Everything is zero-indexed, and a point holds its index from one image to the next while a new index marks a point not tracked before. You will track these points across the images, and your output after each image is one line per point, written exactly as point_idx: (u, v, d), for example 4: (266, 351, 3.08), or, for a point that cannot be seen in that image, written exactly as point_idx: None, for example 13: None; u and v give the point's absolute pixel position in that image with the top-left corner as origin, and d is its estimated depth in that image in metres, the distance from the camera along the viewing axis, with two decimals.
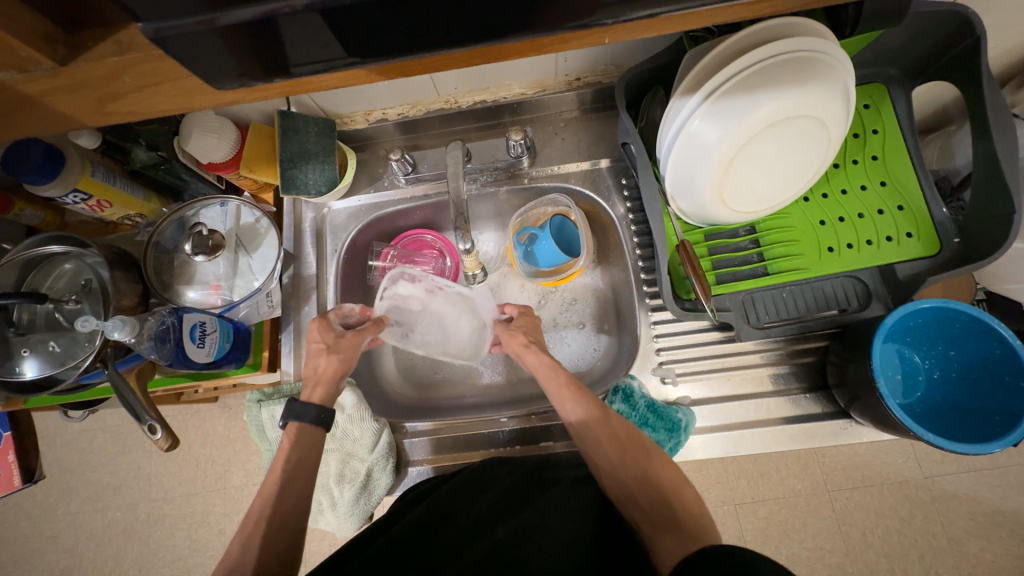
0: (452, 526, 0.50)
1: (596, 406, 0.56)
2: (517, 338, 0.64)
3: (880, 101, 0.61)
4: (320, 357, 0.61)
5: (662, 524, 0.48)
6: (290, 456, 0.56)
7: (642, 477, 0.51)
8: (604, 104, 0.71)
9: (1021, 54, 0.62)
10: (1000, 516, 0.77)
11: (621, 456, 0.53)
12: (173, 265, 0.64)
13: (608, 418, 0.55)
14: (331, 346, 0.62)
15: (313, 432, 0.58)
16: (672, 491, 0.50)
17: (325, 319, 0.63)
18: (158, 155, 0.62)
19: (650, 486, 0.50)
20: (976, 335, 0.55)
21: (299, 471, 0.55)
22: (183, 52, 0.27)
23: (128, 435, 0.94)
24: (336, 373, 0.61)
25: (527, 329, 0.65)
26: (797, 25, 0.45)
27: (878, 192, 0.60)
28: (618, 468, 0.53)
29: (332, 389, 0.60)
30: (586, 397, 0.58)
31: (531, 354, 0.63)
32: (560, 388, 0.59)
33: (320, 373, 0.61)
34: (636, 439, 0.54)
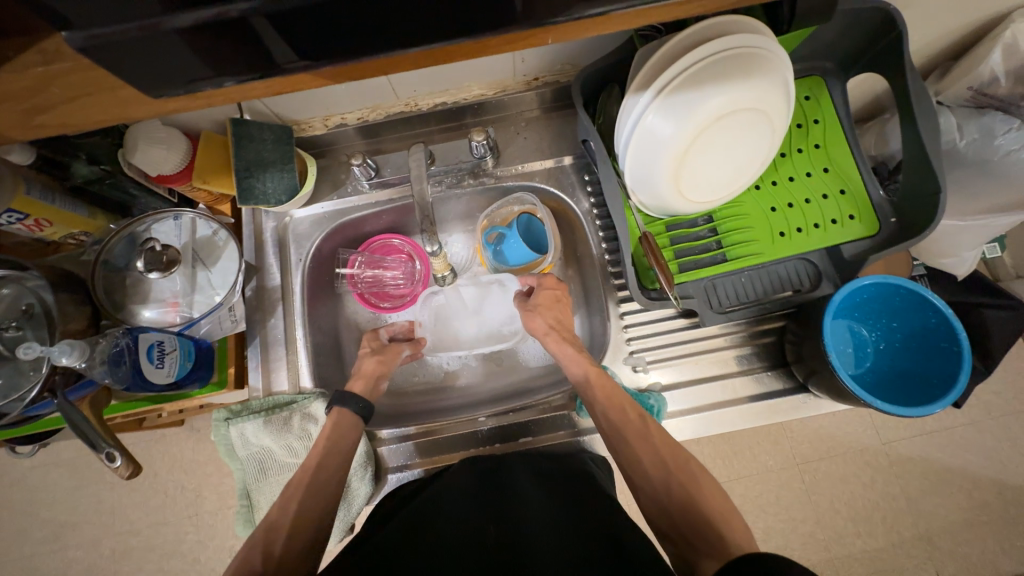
0: (459, 529, 0.51)
1: (636, 413, 0.57)
2: (538, 320, 0.67)
3: (818, 93, 0.65)
4: (365, 358, 0.69)
5: (708, 552, 0.47)
6: (328, 439, 0.60)
7: (687, 500, 0.51)
8: (564, 102, 0.72)
9: (938, 46, 0.67)
10: (950, 473, 0.83)
11: (664, 481, 0.52)
12: (125, 284, 0.62)
13: (648, 430, 0.56)
14: (376, 350, 0.71)
15: (352, 419, 0.62)
16: (720, 518, 0.49)
17: (372, 331, 0.73)
18: (102, 169, 0.58)
19: (696, 513, 0.49)
20: (914, 305, 0.59)
21: (331, 455, 0.58)
22: (115, 60, 0.26)
23: (85, 467, 0.88)
24: (378, 373, 0.68)
25: (549, 314, 0.67)
26: (736, 22, 0.48)
27: (822, 178, 0.64)
28: (665, 487, 0.52)
29: (371, 384, 0.67)
30: (628, 402, 0.59)
31: (557, 338, 0.65)
32: (591, 378, 0.61)
33: (363, 371, 0.68)
34: (684, 461, 0.54)
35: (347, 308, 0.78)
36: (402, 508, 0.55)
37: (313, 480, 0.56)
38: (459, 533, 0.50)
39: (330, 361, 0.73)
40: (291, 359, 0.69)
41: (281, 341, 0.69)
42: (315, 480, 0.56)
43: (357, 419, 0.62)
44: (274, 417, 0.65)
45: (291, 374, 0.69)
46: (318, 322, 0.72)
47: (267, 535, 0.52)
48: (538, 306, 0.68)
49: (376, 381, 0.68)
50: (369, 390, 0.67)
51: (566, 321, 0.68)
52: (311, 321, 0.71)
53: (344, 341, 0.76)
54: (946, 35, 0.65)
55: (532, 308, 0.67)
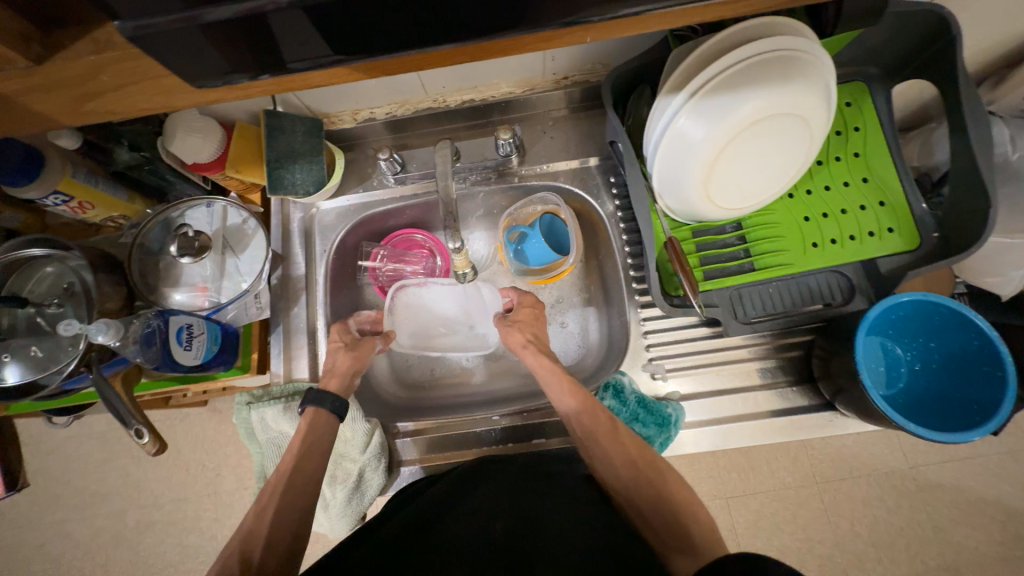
0: (451, 527, 0.50)
1: (606, 417, 0.57)
2: (516, 335, 0.66)
3: (861, 99, 0.62)
4: (338, 353, 0.67)
5: (675, 547, 0.48)
6: (305, 440, 0.60)
7: (654, 494, 0.52)
8: (592, 102, 0.71)
9: (996, 53, 0.64)
10: (984, 503, 0.79)
11: (633, 480, 0.53)
12: (158, 267, 0.64)
13: (618, 431, 0.56)
14: (348, 345, 0.68)
15: (329, 419, 0.61)
16: (686, 513, 0.51)
17: (342, 323, 0.70)
18: (141, 155, 0.60)
19: (661, 502, 0.51)
20: (954, 326, 0.56)
21: (308, 455, 0.59)
22: (164, 50, 0.27)
23: (115, 440, 0.92)
24: (349, 372, 0.65)
25: (526, 330, 0.67)
26: (778, 23, 0.46)
27: (861, 188, 0.61)
28: (633, 487, 0.53)
29: (346, 382, 0.65)
30: (597, 408, 0.58)
31: (534, 354, 0.64)
32: (565, 395, 0.59)
33: (337, 366, 0.66)
34: (653, 460, 0.54)
35: (367, 300, 0.79)
36: (387, 519, 0.54)
37: (293, 475, 0.57)
38: (444, 535, 0.49)
39: None
40: (312, 347, 0.70)
41: (302, 330, 0.71)
42: (293, 482, 0.57)
43: (331, 419, 0.61)
44: (292, 404, 0.66)
45: (310, 362, 0.70)
46: (338, 313, 0.74)
47: (244, 542, 0.52)
48: (517, 322, 0.68)
49: (350, 378, 0.66)
50: (344, 387, 0.64)
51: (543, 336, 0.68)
52: (333, 311, 0.73)
53: None
54: (1005, 42, 0.61)
55: (512, 324, 0.67)
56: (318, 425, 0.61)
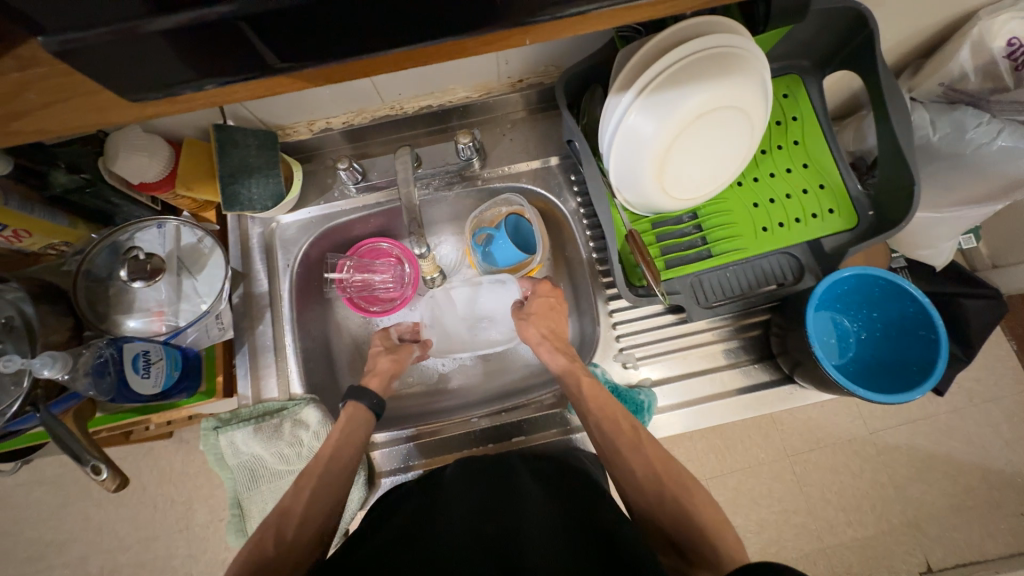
0: (475, 513, 0.51)
1: (629, 425, 0.58)
2: (534, 327, 0.67)
3: (796, 90, 0.66)
4: (381, 356, 0.70)
5: (697, 563, 0.51)
6: (343, 430, 0.61)
7: (679, 512, 0.53)
8: (548, 104, 0.73)
9: (909, 44, 0.69)
10: (935, 459, 0.85)
11: (658, 496, 0.55)
12: (108, 294, 0.61)
13: (642, 441, 0.57)
14: (389, 349, 0.71)
15: (365, 414, 0.63)
16: (711, 531, 0.52)
17: (383, 331, 0.73)
18: (82, 177, 0.58)
19: (688, 523, 0.53)
20: (893, 295, 0.60)
21: (346, 443, 0.60)
22: (94, 65, 0.26)
23: (71, 483, 0.86)
24: (393, 373, 0.69)
25: (543, 321, 0.68)
26: (714, 22, 0.49)
27: (802, 173, 0.65)
28: (659, 496, 0.55)
29: (384, 382, 0.68)
30: (625, 415, 0.59)
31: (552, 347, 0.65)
32: (586, 392, 0.60)
33: (377, 369, 0.69)
34: (677, 471, 0.56)
35: (337, 314, 0.77)
36: (398, 516, 0.54)
37: (324, 473, 0.58)
38: (463, 525, 0.49)
39: (320, 366, 0.72)
40: (281, 366, 0.68)
41: (270, 348, 0.69)
42: (330, 471, 0.58)
43: (369, 418, 0.63)
44: (264, 425, 0.64)
45: (281, 380, 0.68)
46: (307, 328, 0.72)
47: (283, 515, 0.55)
48: (536, 315, 0.68)
49: (390, 379, 0.69)
50: (382, 388, 0.67)
51: (556, 329, 0.68)
52: (301, 326, 0.71)
53: (334, 346, 0.76)
54: (917, 33, 0.67)
55: (527, 317, 0.68)
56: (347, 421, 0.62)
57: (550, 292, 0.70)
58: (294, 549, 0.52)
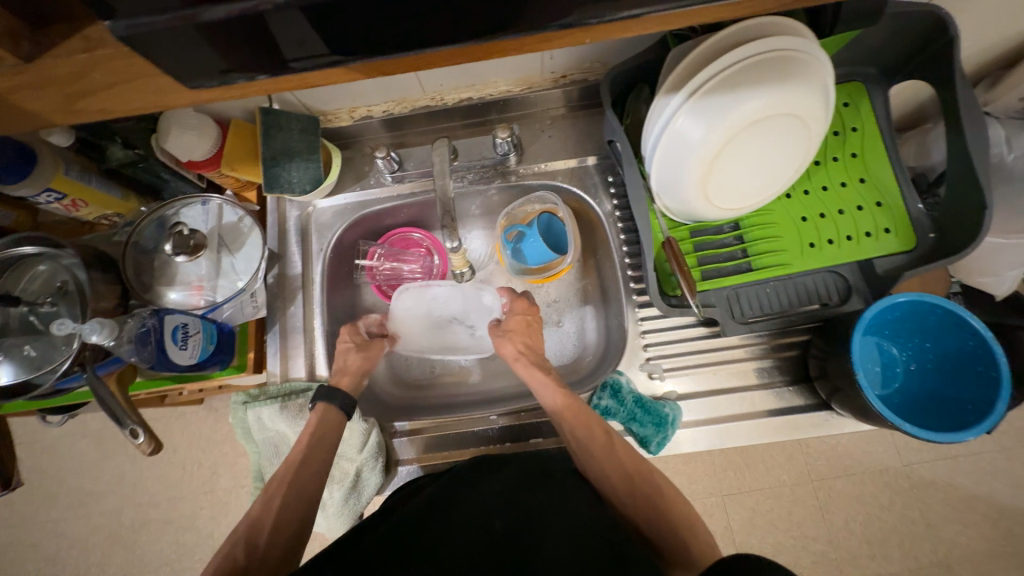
0: (449, 523, 0.50)
1: (602, 431, 0.58)
2: (512, 343, 0.67)
3: (859, 99, 0.62)
4: (349, 353, 0.67)
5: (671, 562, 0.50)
6: (309, 437, 0.60)
7: (655, 510, 0.53)
8: (591, 101, 0.71)
9: (992, 54, 0.64)
10: (976, 500, 0.80)
11: (630, 495, 0.55)
12: (154, 266, 0.64)
13: (614, 450, 0.57)
14: (359, 346, 0.69)
15: (338, 416, 0.62)
16: (686, 531, 0.52)
17: (352, 324, 0.71)
18: (135, 152, 0.60)
19: (665, 519, 0.52)
20: (950, 326, 0.56)
21: (313, 454, 0.59)
22: (158, 50, 0.27)
23: (110, 439, 0.92)
24: (361, 371, 0.67)
25: (518, 338, 0.68)
26: (777, 23, 0.46)
27: (858, 188, 0.61)
28: (626, 492, 0.55)
29: (357, 380, 0.66)
30: (595, 421, 0.59)
31: (527, 362, 0.65)
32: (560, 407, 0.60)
33: (348, 366, 0.67)
34: (645, 470, 0.57)
35: (364, 299, 0.79)
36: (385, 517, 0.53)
37: (301, 469, 0.58)
38: (436, 528, 0.49)
39: None
40: (307, 347, 0.70)
41: (298, 329, 0.70)
42: (304, 471, 0.58)
43: (338, 417, 0.62)
44: (289, 404, 0.65)
45: (306, 361, 0.70)
46: (334, 312, 0.73)
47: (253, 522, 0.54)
48: (510, 332, 0.69)
49: (361, 377, 0.67)
50: (354, 386, 0.66)
51: (537, 344, 0.68)
52: (329, 309, 0.72)
53: None
54: (1003, 42, 0.61)
55: (503, 334, 0.68)
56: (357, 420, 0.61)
57: (527, 311, 0.71)
58: (265, 558, 0.52)
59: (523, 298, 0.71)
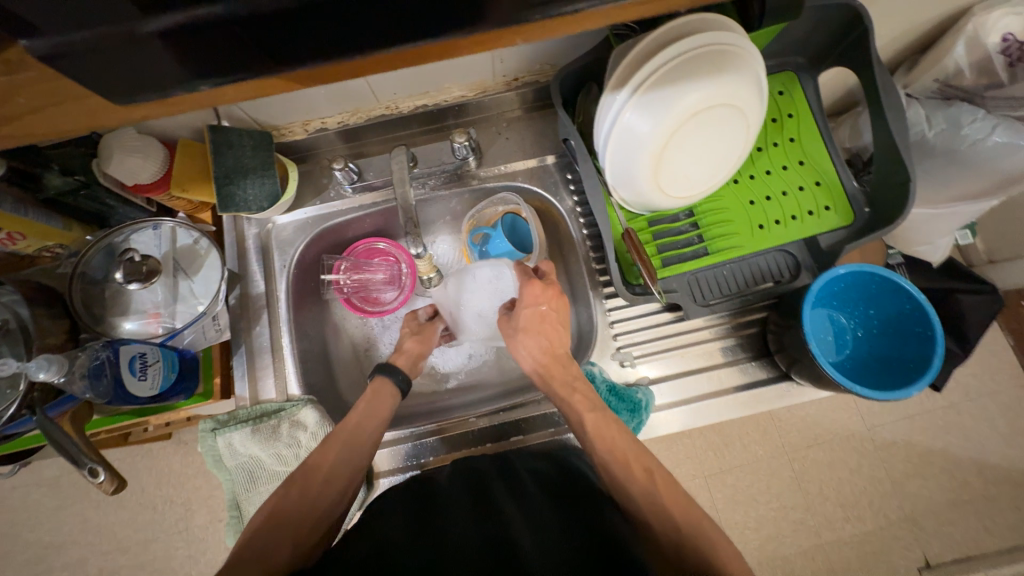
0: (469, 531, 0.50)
1: (640, 468, 0.54)
2: (529, 347, 0.63)
3: (792, 88, 0.66)
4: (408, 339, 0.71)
5: None
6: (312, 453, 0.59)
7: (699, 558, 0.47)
8: (544, 102, 0.73)
9: (905, 41, 0.69)
10: (933, 455, 0.85)
11: (675, 547, 0.49)
12: (105, 296, 0.61)
13: (652, 483, 0.54)
14: (415, 331, 0.72)
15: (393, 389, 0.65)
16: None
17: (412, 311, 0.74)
18: (75, 179, 0.57)
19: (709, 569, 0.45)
20: (889, 292, 0.61)
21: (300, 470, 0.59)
22: (84, 69, 0.26)
23: (69, 486, 0.86)
24: (419, 353, 0.70)
25: (533, 339, 0.63)
26: (709, 19, 0.49)
27: (798, 170, 0.65)
28: (674, 541, 0.49)
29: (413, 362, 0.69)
30: (641, 453, 0.56)
31: (545, 372, 0.62)
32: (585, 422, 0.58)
33: (406, 350, 0.70)
34: (693, 517, 0.51)
35: (334, 314, 0.77)
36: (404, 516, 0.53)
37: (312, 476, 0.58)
38: (462, 537, 0.49)
39: (318, 367, 0.72)
40: (278, 367, 0.68)
41: (267, 349, 0.69)
42: (329, 484, 0.57)
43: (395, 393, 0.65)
44: (261, 426, 0.63)
45: (278, 381, 0.68)
46: (304, 329, 0.71)
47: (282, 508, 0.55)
48: (524, 329, 0.64)
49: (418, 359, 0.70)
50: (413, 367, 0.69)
51: (554, 340, 0.64)
52: (298, 327, 0.70)
53: (332, 347, 0.76)
54: (914, 29, 0.67)
55: (517, 335, 0.64)
56: (342, 436, 0.60)
57: (537, 300, 0.64)
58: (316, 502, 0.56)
59: (535, 282, 0.64)
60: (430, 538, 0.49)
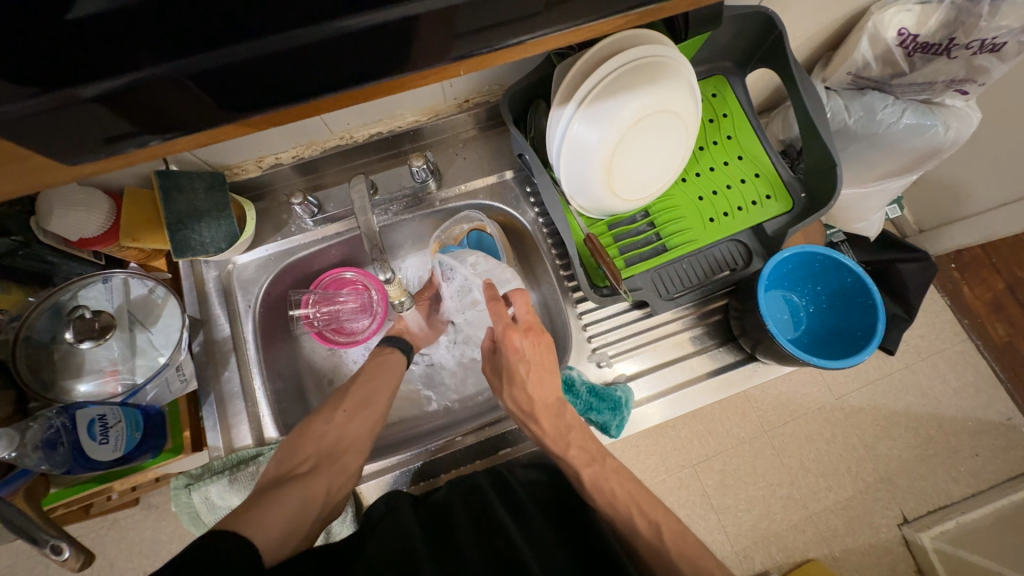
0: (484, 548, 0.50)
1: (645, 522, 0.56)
2: (521, 400, 0.61)
3: (723, 90, 0.71)
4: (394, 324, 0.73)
5: None
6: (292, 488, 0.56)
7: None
8: (496, 120, 0.75)
9: (818, 40, 0.76)
10: (897, 415, 0.91)
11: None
12: (54, 358, 0.58)
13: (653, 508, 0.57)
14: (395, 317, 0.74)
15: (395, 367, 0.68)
16: None
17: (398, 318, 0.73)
18: (14, 240, 0.54)
19: None
20: (832, 268, 0.66)
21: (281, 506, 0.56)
22: (30, 136, 0.25)
23: (27, 571, 0.79)
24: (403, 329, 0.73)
25: (521, 398, 0.61)
26: (640, 34, 0.52)
27: (738, 165, 0.70)
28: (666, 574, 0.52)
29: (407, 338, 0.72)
30: (648, 505, 0.58)
31: (535, 428, 0.61)
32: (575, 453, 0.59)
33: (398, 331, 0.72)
34: (689, 554, 0.53)
35: (304, 349, 0.75)
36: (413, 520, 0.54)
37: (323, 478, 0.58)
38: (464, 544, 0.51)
39: (293, 406, 0.70)
40: (252, 412, 0.66)
41: (237, 394, 0.66)
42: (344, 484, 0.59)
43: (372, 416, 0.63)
44: (238, 475, 0.60)
45: (253, 426, 0.65)
46: (276, 369, 0.69)
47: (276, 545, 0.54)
48: (509, 383, 0.62)
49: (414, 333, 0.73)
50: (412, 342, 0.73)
51: (545, 392, 0.61)
52: (269, 367, 0.68)
53: (308, 385, 0.74)
54: (824, 29, 0.73)
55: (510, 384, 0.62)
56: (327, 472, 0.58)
57: (520, 352, 0.61)
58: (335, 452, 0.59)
59: (512, 332, 0.61)
60: (441, 549, 0.51)
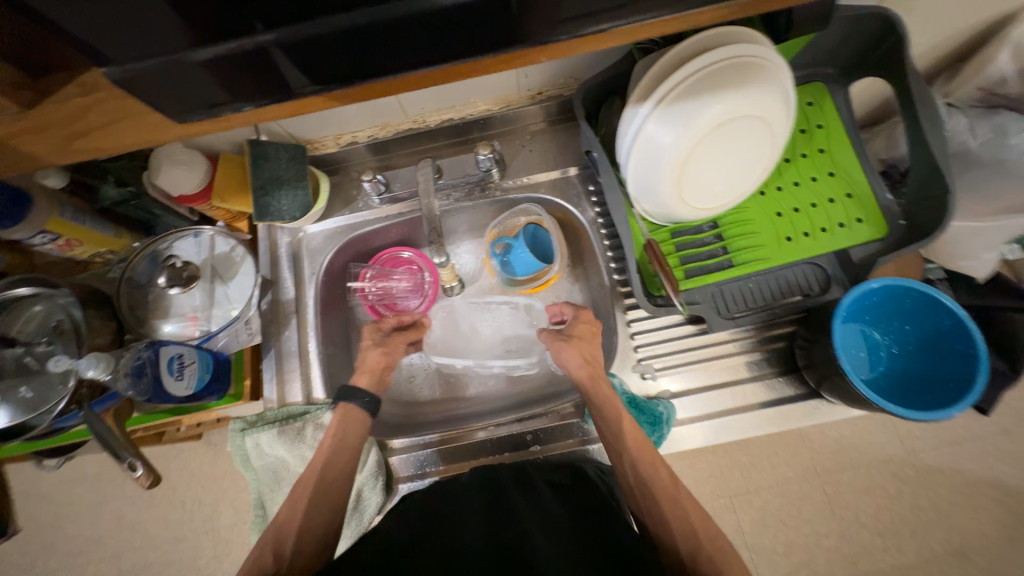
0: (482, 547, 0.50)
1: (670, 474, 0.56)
2: (576, 353, 0.63)
3: (822, 98, 0.65)
4: (372, 350, 0.70)
5: None
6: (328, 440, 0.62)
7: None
8: (568, 115, 0.74)
9: (946, 49, 0.67)
10: (982, 484, 0.80)
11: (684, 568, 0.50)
12: (147, 300, 0.65)
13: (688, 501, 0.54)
14: (380, 342, 0.71)
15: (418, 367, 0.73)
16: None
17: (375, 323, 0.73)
18: (128, 190, 0.62)
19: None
20: (927, 308, 0.58)
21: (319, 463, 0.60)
22: (149, 91, 0.28)
23: (108, 481, 0.91)
24: (382, 366, 0.69)
25: (586, 348, 0.64)
26: (735, 32, 0.48)
27: (827, 182, 0.64)
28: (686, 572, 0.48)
29: (378, 376, 0.69)
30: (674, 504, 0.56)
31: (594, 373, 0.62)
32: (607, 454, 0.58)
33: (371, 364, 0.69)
34: None
35: (357, 321, 0.79)
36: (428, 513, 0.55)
37: None
38: (474, 539, 0.51)
39: (341, 373, 0.74)
40: (304, 371, 0.70)
41: (294, 354, 0.71)
42: None
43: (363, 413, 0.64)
44: (287, 428, 0.65)
45: (303, 384, 0.70)
46: (329, 335, 0.74)
47: None
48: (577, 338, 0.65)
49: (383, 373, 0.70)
50: (377, 383, 0.68)
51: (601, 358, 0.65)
52: (324, 333, 0.73)
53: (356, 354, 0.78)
54: (955, 36, 0.64)
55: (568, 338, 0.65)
56: None
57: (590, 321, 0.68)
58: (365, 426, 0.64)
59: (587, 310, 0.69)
60: (444, 544, 0.51)
